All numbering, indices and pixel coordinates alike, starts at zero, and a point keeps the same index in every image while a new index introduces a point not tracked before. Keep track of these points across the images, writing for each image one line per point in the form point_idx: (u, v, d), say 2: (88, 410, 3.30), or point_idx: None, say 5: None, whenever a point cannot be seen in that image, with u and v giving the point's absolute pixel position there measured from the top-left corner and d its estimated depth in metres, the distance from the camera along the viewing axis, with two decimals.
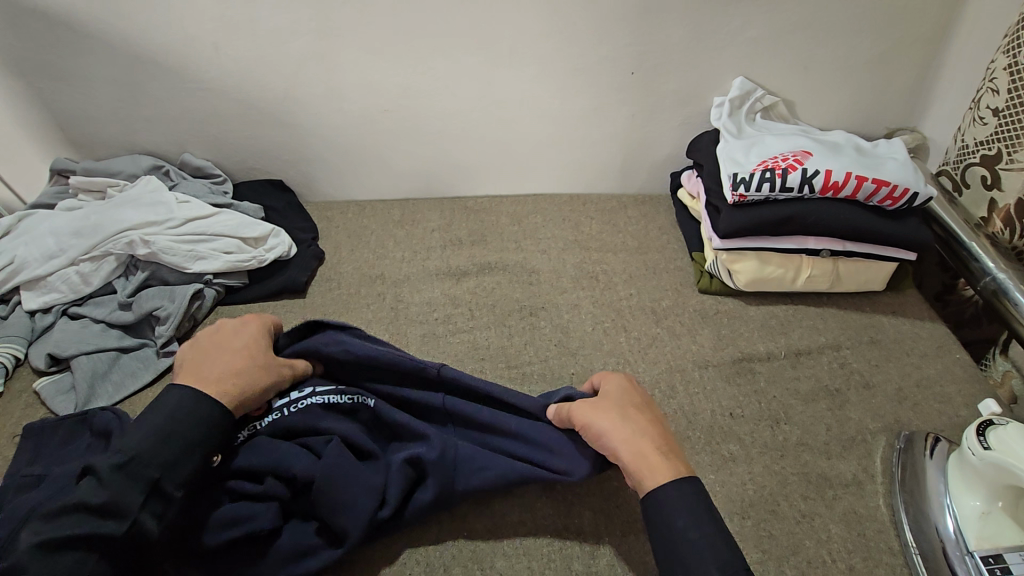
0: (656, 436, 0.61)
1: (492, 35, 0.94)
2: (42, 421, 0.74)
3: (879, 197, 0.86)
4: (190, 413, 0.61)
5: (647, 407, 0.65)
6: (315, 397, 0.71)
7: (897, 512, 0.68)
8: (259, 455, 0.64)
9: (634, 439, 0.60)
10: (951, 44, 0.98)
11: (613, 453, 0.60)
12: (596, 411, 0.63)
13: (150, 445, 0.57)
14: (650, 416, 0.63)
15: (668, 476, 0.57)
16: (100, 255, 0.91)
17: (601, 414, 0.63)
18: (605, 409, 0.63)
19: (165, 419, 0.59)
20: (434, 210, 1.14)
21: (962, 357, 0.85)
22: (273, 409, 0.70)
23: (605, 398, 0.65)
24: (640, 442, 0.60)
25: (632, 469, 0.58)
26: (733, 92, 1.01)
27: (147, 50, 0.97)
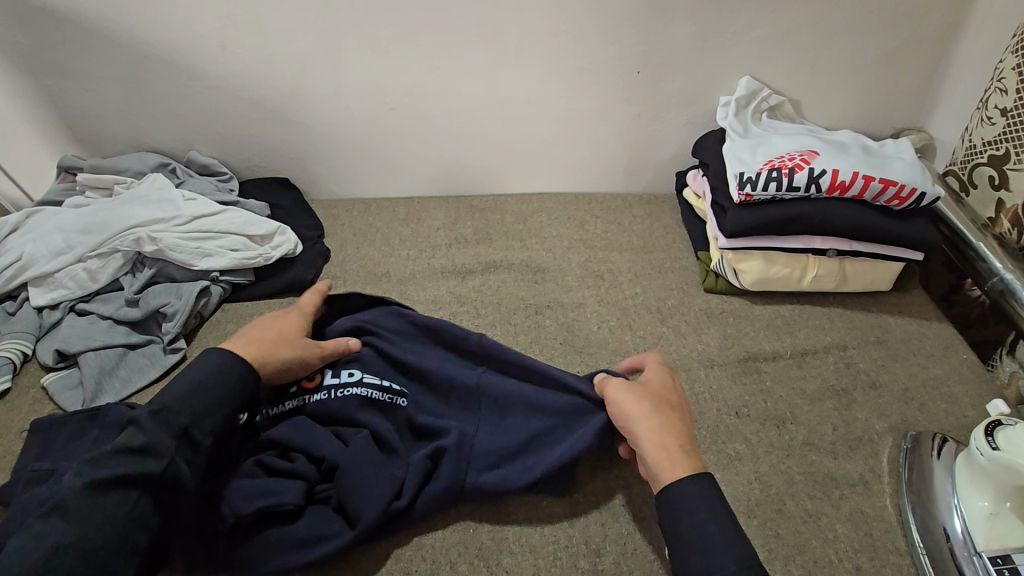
0: (680, 433, 0.61)
1: (498, 34, 0.95)
2: (50, 416, 0.74)
3: (886, 197, 0.86)
4: (221, 376, 0.62)
5: (684, 406, 0.66)
6: (359, 387, 0.71)
7: (904, 512, 0.67)
8: (292, 433, 0.67)
9: (659, 430, 0.61)
10: (959, 44, 0.98)
11: (634, 437, 0.62)
12: (631, 395, 0.65)
13: (182, 397, 0.59)
14: (683, 416, 0.64)
15: (685, 471, 0.57)
16: (107, 252, 0.91)
17: (635, 401, 0.64)
18: (642, 395, 0.65)
19: (196, 379, 0.60)
20: (439, 208, 1.14)
21: (969, 358, 0.85)
22: (324, 386, 0.72)
23: (646, 386, 0.67)
24: (665, 435, 0.60)
25: (651, 460, 0.59)
26: (739, 91, 1.01)
27: (154, 49, 0.97)
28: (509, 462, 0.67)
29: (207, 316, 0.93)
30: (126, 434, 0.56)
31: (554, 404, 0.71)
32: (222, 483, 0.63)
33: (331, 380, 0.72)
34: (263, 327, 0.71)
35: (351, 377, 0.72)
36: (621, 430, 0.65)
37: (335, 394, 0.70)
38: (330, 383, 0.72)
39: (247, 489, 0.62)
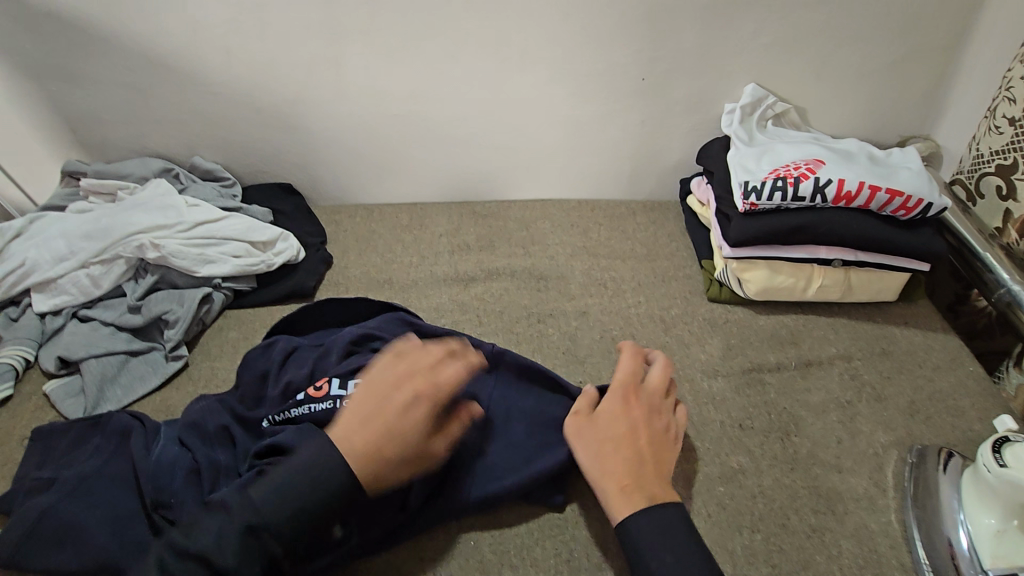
0: (618, 470, 0.59)
1: (503, 40, 0.94)
2: (52, 424, 0.74)
3: (892, 207, 0.85)
4: (322, 482, 0.53)
5: (637, 429, 0.63)
6: None
7: (910, 528, 0.67)
8: None
9: (600, 475, 0.59)
10: (966, 52, 0.97)
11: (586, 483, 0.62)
12: (576, 439, 0.64)
13: (279, 517, 0.51)
14: (635, 450, 0.60)
15: (625, 516, 0.56)
16: (110, 258, 0.91)
17: (579, 445, 0.63)
18: (584, 438, 0.63)
19: (297, 482, 0.52)
20: (443, 214, 1.14)
21: (976, 370, 0.84)
22: (330, 395, 0.68)
23: (590, 422, 0.64)
24: (607, 480, 0.59)
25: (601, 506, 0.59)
26: (744, 99, 1.00)
27: (159, 54, 0.97)
28: (521, 474, 0.67)
29: (209, 323, 0.93)
30: (213, 531, 0.51)
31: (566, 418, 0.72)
32: None
33: (337, 389, 0.69)
34: (392, 421, 0.58)
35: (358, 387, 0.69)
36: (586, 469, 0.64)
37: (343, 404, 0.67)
38: (337, 392, 0.69)
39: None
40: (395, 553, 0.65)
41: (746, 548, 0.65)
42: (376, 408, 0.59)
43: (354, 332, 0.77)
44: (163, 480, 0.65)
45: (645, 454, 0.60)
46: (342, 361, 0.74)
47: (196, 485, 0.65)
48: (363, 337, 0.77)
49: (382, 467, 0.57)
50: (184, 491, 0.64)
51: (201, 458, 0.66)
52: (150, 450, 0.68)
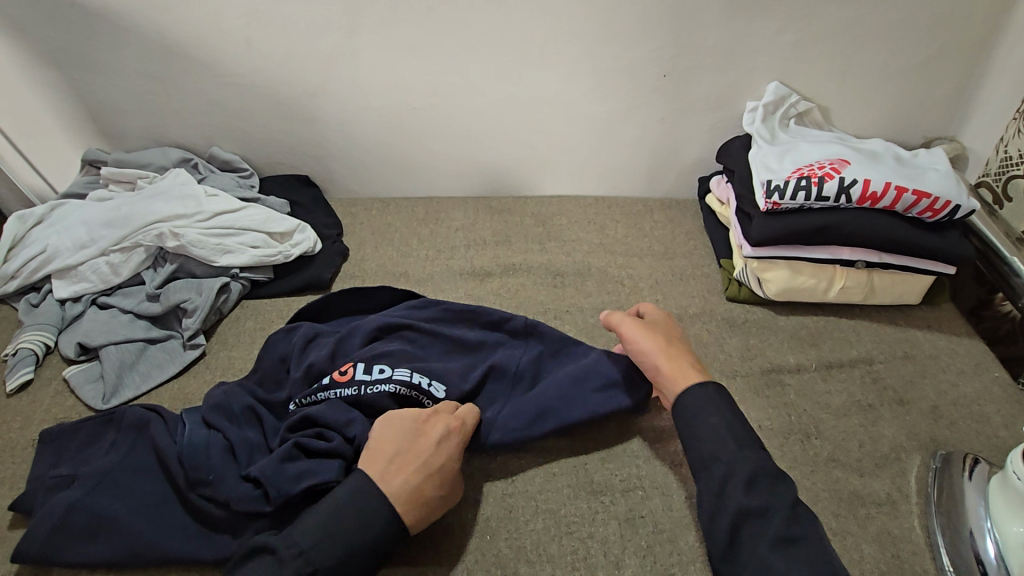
0: (690, 358, 0.67)
1: (525, 34, 0.94)
2: (60, 426, 0.74)
3: (919, 209, 0.84)
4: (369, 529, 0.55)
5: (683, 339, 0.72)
6: (388, 384, 0.70)
7: (933, 534, 0.66)
8: (328, 415, 0.67)
9: (669, 356, 0.66)
10: (996, 51, 0.95)
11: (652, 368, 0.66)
12: (642, 329, 0.70)
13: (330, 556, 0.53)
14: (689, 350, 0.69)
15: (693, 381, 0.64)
16: (130, 246, 0.91)
17: (645, 335, 0.69)
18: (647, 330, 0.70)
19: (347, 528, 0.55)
20: (459, 208, 1.14)
21: (1001, 376, 0.82)
22: (354, 380, 0.71)
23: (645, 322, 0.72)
24: (679, 359, 0.66)
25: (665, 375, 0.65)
26: (768, 96, 0.99)
27: (181, 44, 0.97)
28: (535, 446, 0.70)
29: (226, 312, 0.94)
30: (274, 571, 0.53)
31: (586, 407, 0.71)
32: (264, 464, 0.63)
33: (362, 375, 0.71)
34: (431, 454, 0.61)
35: (382, 374, 0.71)
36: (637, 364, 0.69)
37: (367, 387, 0.70)
38: (360, 378, 0.71)
39: (289, 472, 0.63)
40: (411, 547, 0.65)
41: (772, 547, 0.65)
42: (411, 445, 0.62)
43: (377, 321, 0.78)
44: (197, 459, 0.65)
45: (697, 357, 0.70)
46: (368, 350, 0.75)
47: (232, 460, 0.66)
48: (386, 329, 0.78)
49: (427, 502, 0.60)
50: (222, 466, 0.65)
51: (234, 435, 0.67)
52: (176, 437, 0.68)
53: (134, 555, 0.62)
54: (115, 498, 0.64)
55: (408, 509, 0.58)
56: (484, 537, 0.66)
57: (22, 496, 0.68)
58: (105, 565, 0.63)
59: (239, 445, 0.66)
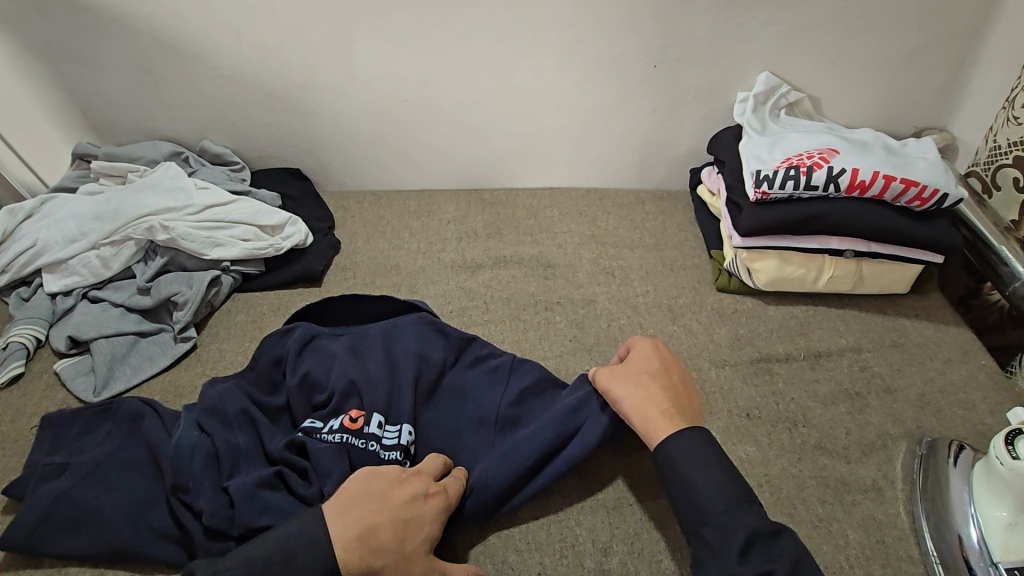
0: (659, 403, 0.62)
1: (514, 23, 0.93)
2: (60, 412, 0.74)
3: (907, 198, 0.84)
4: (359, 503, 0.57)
5: (667, 373, 0.67)
6: (400, 436, 0.68)
7: (918, 519, 0.66)
8: (320, 456, 0.65)
9: (636, 409, 0.63)
10: (986, 40, 0.95)
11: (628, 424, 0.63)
12: (608, 381, 0.66)
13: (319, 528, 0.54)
14: (667, 386, 0.65)
15: (667, 431, 0.60)
16: (120, 239, 0.91)
17: (612, 387, 0.66)
18: (618, 378, 0.66)
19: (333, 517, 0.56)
20: (451, 201, 1.14)
21: (988, 364, 0.83)
22: (365, 431, 0.68)
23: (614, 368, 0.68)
24: (649, 406, 0.62)
25: (639, 429, 0.62)
26: (758, 87, 0.99)
27: (169, 37, 0.97)
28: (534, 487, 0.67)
29: (217, 305, 0.94)
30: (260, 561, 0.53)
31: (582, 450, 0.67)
32: (243, 484, 0.62)
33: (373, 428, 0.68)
34: (403, 508, 0.57)
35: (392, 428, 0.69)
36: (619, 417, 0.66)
37: (376, 447, 0.67)
38: (371, 431, 0.68)
39: (259, 503, 0.61)
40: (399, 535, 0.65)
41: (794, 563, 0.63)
42: (388, 489, 0.58)
43: (378, 329, 0.80)
44: (181, 461, 0.65)
45: (680, 393, 0.65)
46: (373, 356, 0.75)
47: (216, 467, 0.65)
48: (385, 335, 0.79)
49: (379, 565, 0.54)
50: (204, 476, 0.64)
51: (220, 442, 0.66)
52: (171, 433, 0.69)
53: (124, 545, 0.63)
54: (106, 491, 0.65)
55: (349, 549, 0.54)
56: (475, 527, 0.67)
57: (14, 487, 0.68)
58: (95, 555, 0.63)
59: (223, 454, 0.65)
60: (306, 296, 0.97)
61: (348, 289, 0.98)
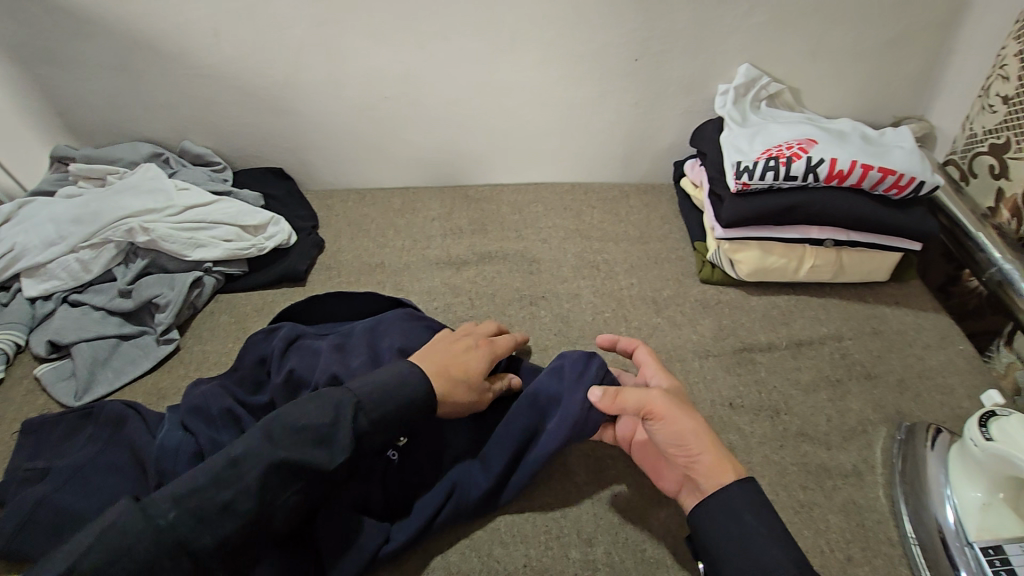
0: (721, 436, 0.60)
1: (494, 19, 0.93)
2: (43, 416, 0.74)
3: (885, 186, 0.85)
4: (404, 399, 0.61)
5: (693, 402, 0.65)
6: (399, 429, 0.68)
7: (897, 503, 0.67)
8: None
9: (712, 439, 0.58)
10: (962, 29, 0.96)
11: (695, 454, 0.57)
12: (677, 405, 0.59)
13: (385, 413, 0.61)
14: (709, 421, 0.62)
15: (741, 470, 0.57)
16: (100, 242, 0.91)
17: (680, 411, 0.59)
18: (679, 406, 0.59)
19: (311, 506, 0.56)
20: (436, 198, 1.14)
21: (966, 348, 0.84)
22: None
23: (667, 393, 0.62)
24: (716, 442, 0.59)
25: (713, 470, 0.57)
26: (738, 79, 0.99)
27: (147, 37, 0.96)
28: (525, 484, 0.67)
29: (200, 306, 0.93)
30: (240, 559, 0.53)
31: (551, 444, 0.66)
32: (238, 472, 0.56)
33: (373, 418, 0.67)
34: (454, 339, 0.71)
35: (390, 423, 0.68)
36: (668, 446, 0.59)
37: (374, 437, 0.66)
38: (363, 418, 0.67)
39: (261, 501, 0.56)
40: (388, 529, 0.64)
41: None
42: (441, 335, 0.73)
43: (363, 326, 0.79)
44: (167, 461, 0.64)
45: None
46: (357, 352, 0.74)
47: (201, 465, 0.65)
48: (371, 332, 0.77)
49: (450, 368, 0.66)
50: None
51: (205, 440, 0.66)
52: (155, 435, 0.69)
53: None
54: (88, 495, 0.64)
55: (425, 360, 0.67)
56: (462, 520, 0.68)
57: None
58: None
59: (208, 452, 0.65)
60: (290, 296, 0.97)
61: (333, 287, 0.98)
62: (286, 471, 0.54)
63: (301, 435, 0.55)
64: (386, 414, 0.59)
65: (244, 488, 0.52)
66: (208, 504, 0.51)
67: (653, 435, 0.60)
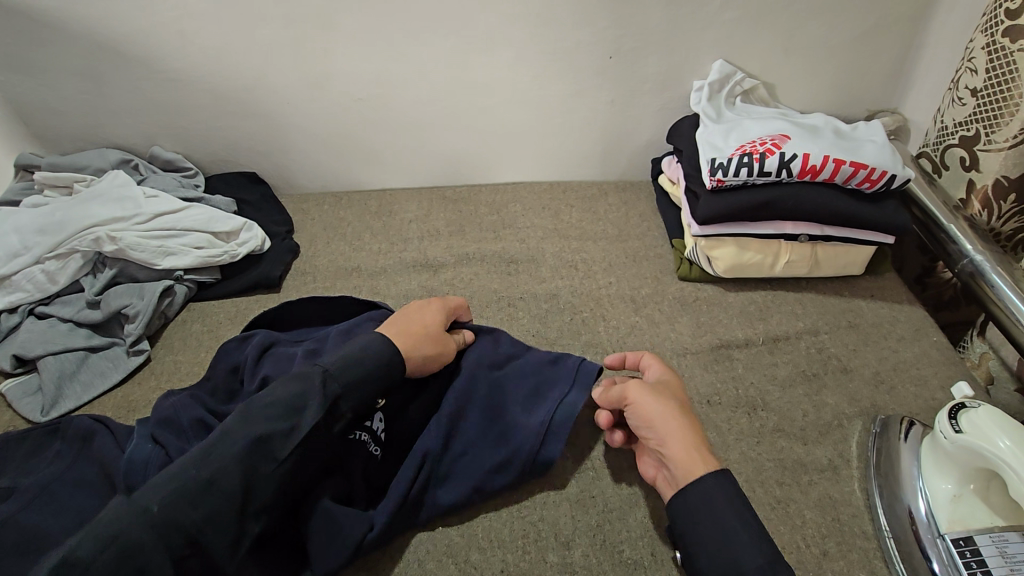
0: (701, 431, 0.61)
1: (466, 19, 0.92)
2: (7, 434, 0.72)
3: (857, 180, 0.85)
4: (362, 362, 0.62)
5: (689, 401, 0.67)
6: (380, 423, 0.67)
7: (872, 496, 0.68)
8: None
9: (681, 428, 0.60)
10: (930, 22, 0.97)
11: (660, 439, 0.60)
12: (652, 393, 0.63)
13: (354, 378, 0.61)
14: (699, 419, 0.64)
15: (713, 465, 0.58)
16: (66, 253, 0.89)
17: (653, 399, 0.63)
18: (658, 394, 0.63)
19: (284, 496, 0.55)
20: (413, 200, 1.12)
21: (939, 340, 0.85)
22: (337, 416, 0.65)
23: (653, 385, 0.66)
24: (693, 436, 0.60)
25: (681, 457, 0.58)
26: (712, 75, 0.99)
27: (111, 40, 0.94)
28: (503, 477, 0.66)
29: (172, 316, 0.92)
30: None
31: (529, 428, 0.68)
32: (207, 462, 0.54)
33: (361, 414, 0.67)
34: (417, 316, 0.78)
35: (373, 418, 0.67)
36: (640, 431, 0.63)
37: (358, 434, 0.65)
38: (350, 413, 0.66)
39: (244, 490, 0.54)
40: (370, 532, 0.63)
41: None
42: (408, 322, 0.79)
43: (337, 330, 0.77)
44: (136, 477, 0.62)
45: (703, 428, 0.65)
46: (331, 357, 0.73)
47: None
48: (344, 336, 0.76)
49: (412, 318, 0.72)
50: None
51: (175, 451, 0.63)
52: (124, 449, 0.67)
53: None
54: None
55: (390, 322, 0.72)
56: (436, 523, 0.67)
57: None
58: None
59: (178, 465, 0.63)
60: (264, 303, 0.96)
61: (308, 293, 0.97)
62: (265, 445, 0.54)
63: (270, 408, 0.56)
64: (354, 377, 0.60)
65: (225, 464, 0.52)
66: (191, 484, 0.50)
67: (631, 421, 0.64)
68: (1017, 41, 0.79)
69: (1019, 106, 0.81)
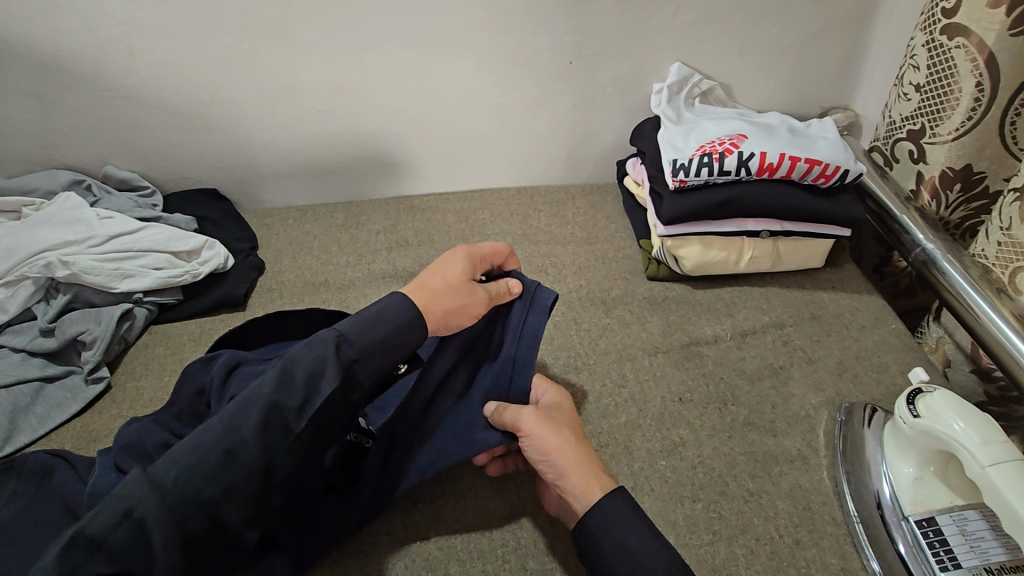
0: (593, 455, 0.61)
1: (424, 28, 0.92)
2: None
3: (812, 176, 0.88)
4: (379, 318, 0.60)
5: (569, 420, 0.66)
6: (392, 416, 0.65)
7: (840, 483, 0.70)
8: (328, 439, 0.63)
9: (578, 456, 0.60)
10: (875, 22, 1.00)
11: (559, 471, 0.59)
12: (547, 423, 0.61)
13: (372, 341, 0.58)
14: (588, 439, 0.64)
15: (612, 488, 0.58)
16: (15, 279, 0.85)
17: (549, 429, 0.61)
18: (551, 422, 0.62)
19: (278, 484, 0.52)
20: (380, 211, 1.11)
21: (897, 327, 0.88)
22: None
23: (545, 411, 0.64)
24: (586, 460, 0.60)
25: (580, 487, 0.58)
26: (671, 78, 1.01)
27: (56, 57, 0.91)
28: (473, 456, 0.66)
29: (132, 341, 0.90)
30: None
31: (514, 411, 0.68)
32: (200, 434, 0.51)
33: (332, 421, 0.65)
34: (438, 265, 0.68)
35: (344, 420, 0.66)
36: (537, 462, 0.61)
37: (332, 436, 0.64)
38: None
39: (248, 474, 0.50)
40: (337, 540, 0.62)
41: (729, 558, 0.64)
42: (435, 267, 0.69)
43: None
44: None
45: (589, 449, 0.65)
46: None
47: None
48: None
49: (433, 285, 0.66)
50: None
51: None
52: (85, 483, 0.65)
53: None
54: None
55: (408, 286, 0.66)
56: (414, 539, 0.66)
57: None
58: None
59: None
60: (229, 322, 0.93)
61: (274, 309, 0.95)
62: (280, 413, 0.52)
63: (285, 377, 0.53)
64: (377, 340, 0.58)
65: (243, 436, 0.50)
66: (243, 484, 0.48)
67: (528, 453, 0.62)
68: (953, 39, 0.82)
69: (959, 101, 0.84)
